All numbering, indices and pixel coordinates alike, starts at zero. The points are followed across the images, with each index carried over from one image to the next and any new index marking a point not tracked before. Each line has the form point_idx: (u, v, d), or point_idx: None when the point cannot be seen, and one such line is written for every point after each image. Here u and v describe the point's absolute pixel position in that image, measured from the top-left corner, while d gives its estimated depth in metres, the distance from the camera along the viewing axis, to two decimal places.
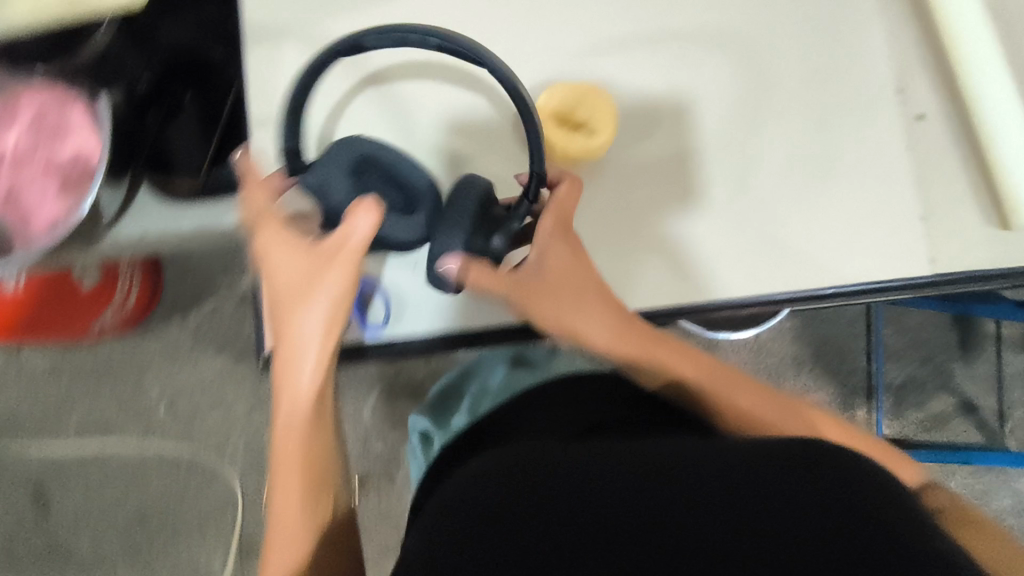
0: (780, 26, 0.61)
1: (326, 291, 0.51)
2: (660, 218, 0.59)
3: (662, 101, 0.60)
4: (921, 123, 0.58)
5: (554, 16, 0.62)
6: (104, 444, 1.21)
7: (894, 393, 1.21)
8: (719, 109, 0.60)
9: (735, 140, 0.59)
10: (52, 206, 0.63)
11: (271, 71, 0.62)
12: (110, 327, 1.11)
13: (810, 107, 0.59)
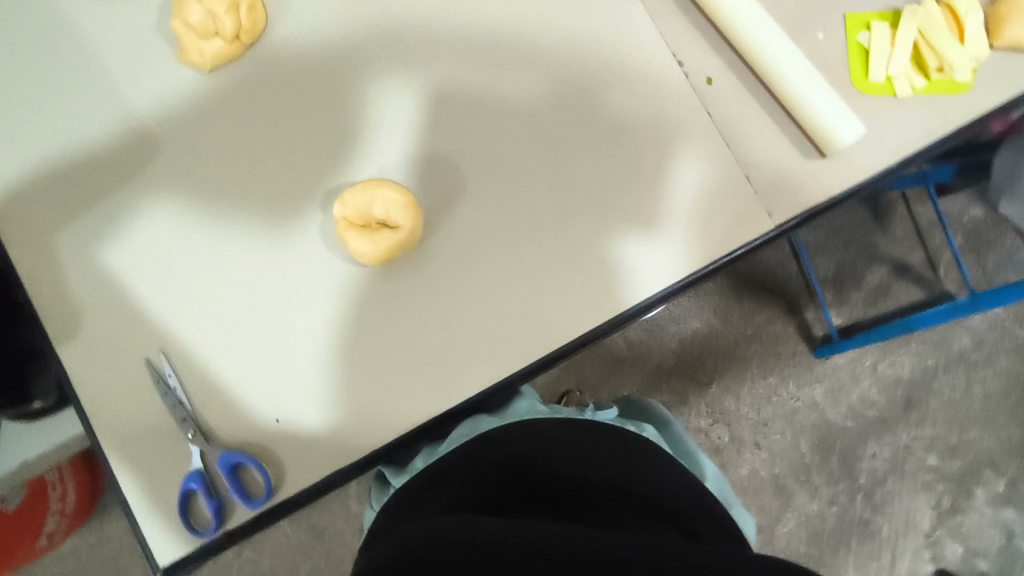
0: (551, 35, 0.59)
1: None
2: (503, 282, 0.55)
3: (466, 152, 0.57)
4: (712, 84, 0.58)
5: (330, 107, 0.58)
6: None
7: (831, 284, 1.23)
8: (524, 139, 0.58)
9: (551, 171, 0.57)
10: None
11: (55, 284, 0.55)
12: (60, 534, 1.07)
13: (611, 106, 0.58)
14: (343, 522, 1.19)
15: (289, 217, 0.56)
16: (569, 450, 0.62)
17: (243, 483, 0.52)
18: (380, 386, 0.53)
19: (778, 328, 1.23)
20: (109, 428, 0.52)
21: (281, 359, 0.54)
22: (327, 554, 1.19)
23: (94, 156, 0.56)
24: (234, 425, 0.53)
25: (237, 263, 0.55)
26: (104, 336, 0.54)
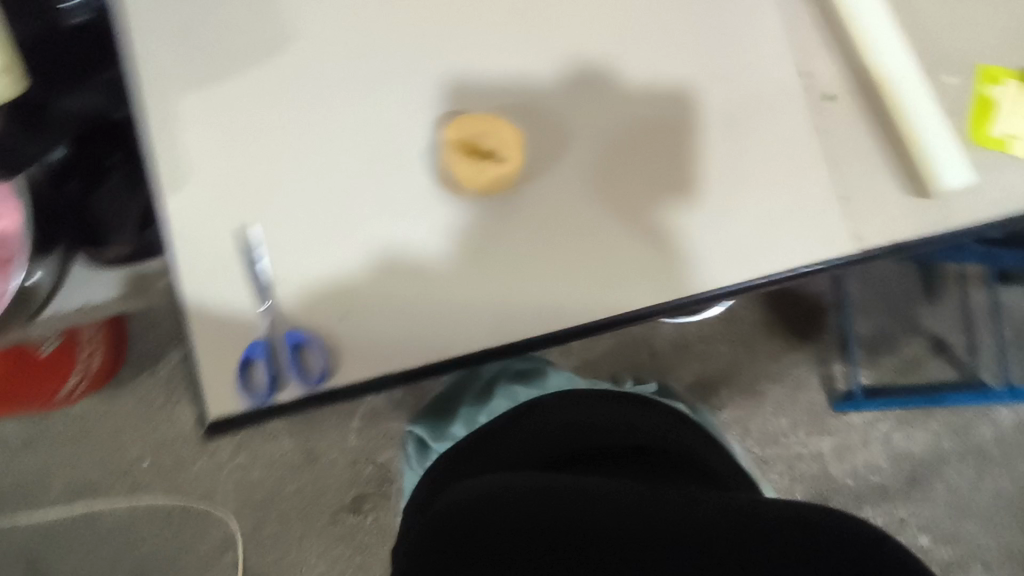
0: (687, 25, 0.62)
1: None
2: (576, 242, 0.59)
3: (566, 119, 0.60)
4: (832, 103, 0.61)
5: (463, 42, 0.61)
6: (92, 509, 1.20)
7: (865, 344, 1.23)
8: (627, 119, 0.61)
9: (645, 155, 0.60)
10: None
11: (169, 141, 0.57)
12: (80, 391, 1.11)
13: (715, 107, 0.61)
14: (338, 453, 1.22)
15: (398, 136, 0.59)
16: (592, 413, 0.75)
17: (300, 359, 0.56)
18: (448, 305, 0.58)
19: (802, 375, 1.22)
20: (194, 283, 0.56)
21: (365, 261, 0.57)
22: (316, 478, 1.22)
23: (232, 31, 0.59)
24: (307, 308, 0.57)
25: (347, 161, 0.58)
26: (206, 200, 0.57)
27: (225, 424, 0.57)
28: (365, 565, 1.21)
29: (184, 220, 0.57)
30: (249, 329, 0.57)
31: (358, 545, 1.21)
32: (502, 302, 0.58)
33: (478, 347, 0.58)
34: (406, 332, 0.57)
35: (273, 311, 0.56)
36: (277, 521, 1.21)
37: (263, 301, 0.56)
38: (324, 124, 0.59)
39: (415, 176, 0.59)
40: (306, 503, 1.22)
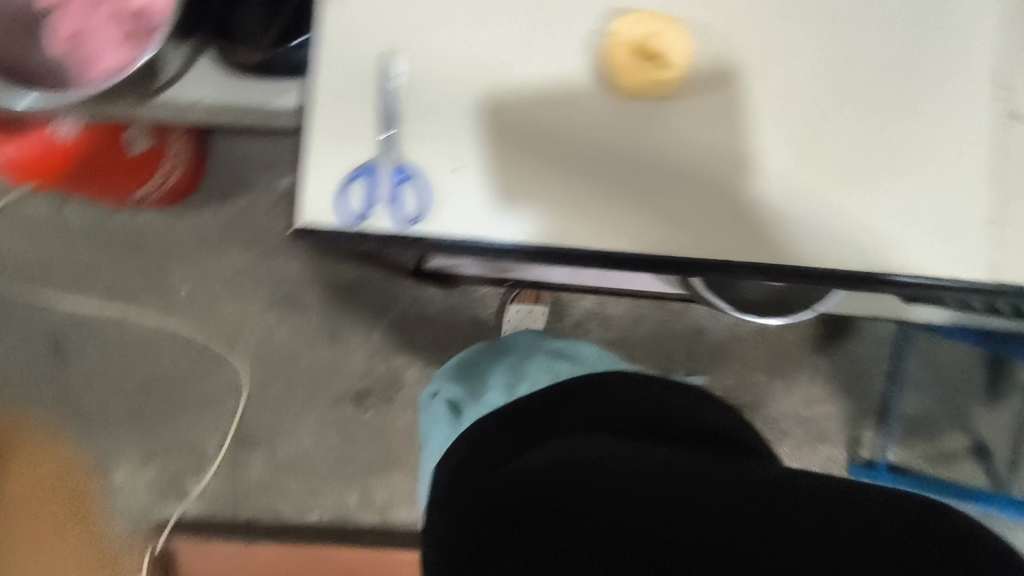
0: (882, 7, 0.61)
1: None
2: (700, 173, 0.59)
3: (715, 61, 0.60)
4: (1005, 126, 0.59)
5: None
6: (123, 313, 1.25)
7: (903, 421, 1.19)
8: (777, 74, 0.60)
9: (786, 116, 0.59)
10: (115, 55, 0.63)
11: None
12: (150, 199, 1.14)
13: (867, 84, 0.60)
14: (360, 342, 1.24)
15: (551, 21, 0.60)
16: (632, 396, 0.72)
17: (402, 199, 0.58)
18: (555, 188, 0.58)
19: (830, 427, 1.19)
20: (331, 87, 0.59)
21: (488, 125, 0.59)
22: (331, 358, 1.24)
23: None
24: (422, 145, 0.58)
25: (508, 23, 0.60)
26: (364, 18, 0.60)
27: (311, 235, 0.59)
28: (351, 454, 1.24)
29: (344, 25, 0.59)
30: (363, 151, 0.58)
31: (349, 434, 1.24)
32: (605, 208, 0.59)
33: (571, 245, 0.58)
34: (508, 202, 0.58)
35: (391, 139, 0.58)
36: (284, 384, 1.24)
37: (383, 128, 0.58)
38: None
39: (555, 58, 0.60)
40: (316, 378, 1.24)
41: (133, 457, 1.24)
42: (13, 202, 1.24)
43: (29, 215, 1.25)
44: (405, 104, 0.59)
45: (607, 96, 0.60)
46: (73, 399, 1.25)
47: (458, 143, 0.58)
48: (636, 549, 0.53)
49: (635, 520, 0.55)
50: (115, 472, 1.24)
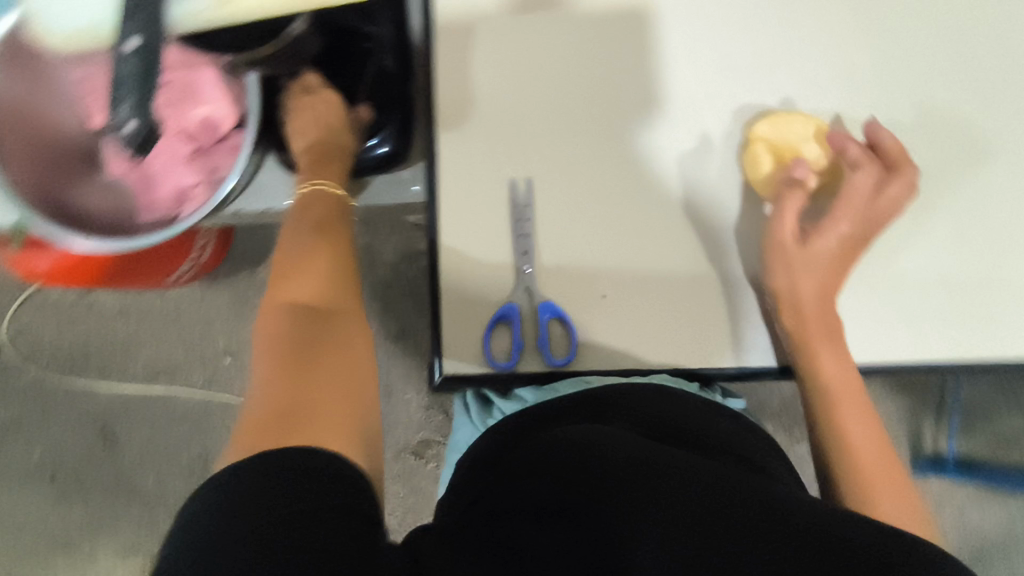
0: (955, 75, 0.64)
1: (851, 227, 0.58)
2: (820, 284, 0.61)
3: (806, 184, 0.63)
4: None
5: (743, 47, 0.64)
6: (170, 388, 1.21)
7: (962, 413, 1.19)
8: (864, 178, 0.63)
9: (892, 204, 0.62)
10: (185, 175, 0.61)
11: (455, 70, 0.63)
12: (185, 277, 1.09)
13: (951, 169, 0.64)
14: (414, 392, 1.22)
15: (663, 136, 0.62)
16: (690, 420, 0.51)
17: (547, 338, 0.59)
18: (679, 310, 0.60)
19: (893, 425, 1.19)
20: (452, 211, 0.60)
21: (618, 260, 0.60)
22: (387, 411, 1.22)
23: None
24: (562, 282, 0.60)
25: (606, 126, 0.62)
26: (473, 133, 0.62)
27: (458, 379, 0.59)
28: (419, 503, 1.22)
29: (457, 149, 0.61)
30: (502, 286, 0.60)
31: (414, 483, 1.22)
32: (734, 317, 0.61)
33: (698, 367, 0.60)
34: (647, 331, 0.60)
35: (532, 277, 0.59)
36: None
37: (523, 264, 0.59)
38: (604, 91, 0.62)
39: (674, 175, 0.61)
40: None
41: None
42: (41, 288, 1.20)
43: (59, 298, 1.21)
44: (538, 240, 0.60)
45: (720, 216, 0.62)
46: (128, 480, 1.21)
47: (597, 275, 0.60)
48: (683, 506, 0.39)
49: (664, 503, 0.39)
50: None
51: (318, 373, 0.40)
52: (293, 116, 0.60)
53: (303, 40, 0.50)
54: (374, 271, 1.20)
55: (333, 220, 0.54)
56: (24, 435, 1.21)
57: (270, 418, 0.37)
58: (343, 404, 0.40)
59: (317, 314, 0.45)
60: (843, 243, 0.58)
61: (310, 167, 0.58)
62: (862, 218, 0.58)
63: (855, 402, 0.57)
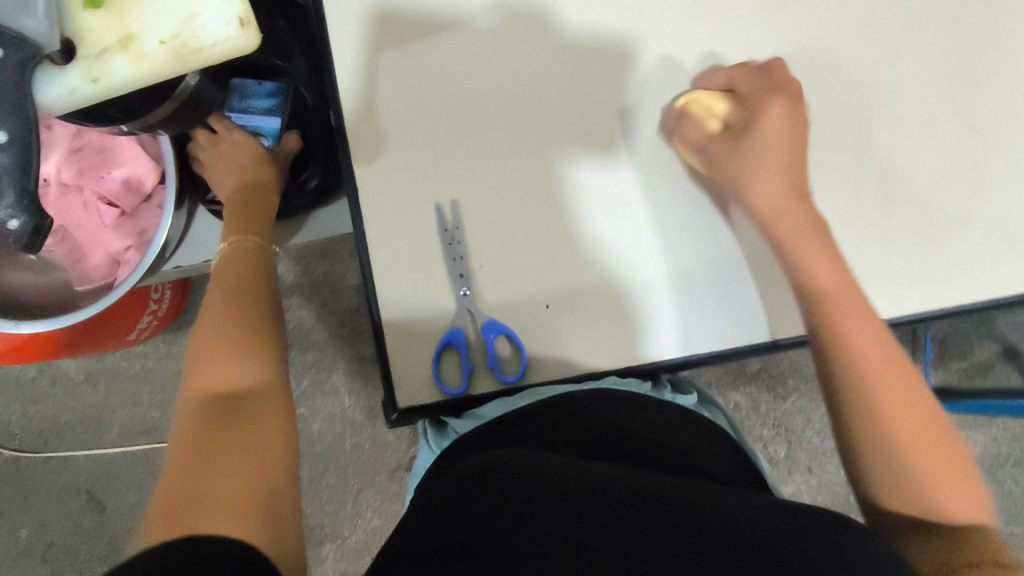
0: (891, 25, 0.62)
1: (779, 153, 0.54)
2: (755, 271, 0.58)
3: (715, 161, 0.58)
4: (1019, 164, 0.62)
5: (665, 30, 0.60)
6: (150, 447, 1.18)
7: (938, 343, 1.21)
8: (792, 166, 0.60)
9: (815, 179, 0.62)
10: (112, 241, 0.59)
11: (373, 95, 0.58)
12: (145, 334, 1.06)
13: (881, 128, 0.62)
14: None
15: (594, 161, 0.58)
16: (631, 414, 0.52)
17: (497, 357, 0.56)
18: (623, 313, 0.58)
19: None
20: (390, 246, 0.57)
21: (554, 270, 0.57)
22: (375, 436, 1.20)
23: None
24: (505, 301, 0.57)
25: (532, 130, 0.58)
26: (403, 162, 0.57)
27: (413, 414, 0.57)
28: None
29: (380, 183, 0.57)
30: (445, 316, 0.57)
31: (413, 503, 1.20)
32: (692, 316, 0.58)
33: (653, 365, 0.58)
34: (596, 339, 0.57)
35: (472, 300, 0.56)
36: (336, 474, 1.20)
37: (461, 287, 0.56)
38: (525, 96, 0.58)
39: (609, 187, 0.58)
40: (365, 459, 1.20)
41: None
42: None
43: (21, 375, 1.18)
44: (473, 259, 0.57)
45: (651, 208, 0.58)
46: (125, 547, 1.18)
47: (541, 285, 0.57)
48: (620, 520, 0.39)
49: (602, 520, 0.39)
50: None
51: (232, 455, 0.39)
52: (211, 165, 0.59)
53: (202, 90, 0.50)
54: (339, 297, 1.18)
55: (255, 280, 0.52)
56: (9, 520, 1.18)
57: (174, 507, 0.36)
58: (258, 482, 0.39)
59: (236, 396, 0.43)
60: (775, 167, 0.54)
61: (236, 221, 0.55)
62: (795, 137, 0.54)
63: (883, 357, 0.48)
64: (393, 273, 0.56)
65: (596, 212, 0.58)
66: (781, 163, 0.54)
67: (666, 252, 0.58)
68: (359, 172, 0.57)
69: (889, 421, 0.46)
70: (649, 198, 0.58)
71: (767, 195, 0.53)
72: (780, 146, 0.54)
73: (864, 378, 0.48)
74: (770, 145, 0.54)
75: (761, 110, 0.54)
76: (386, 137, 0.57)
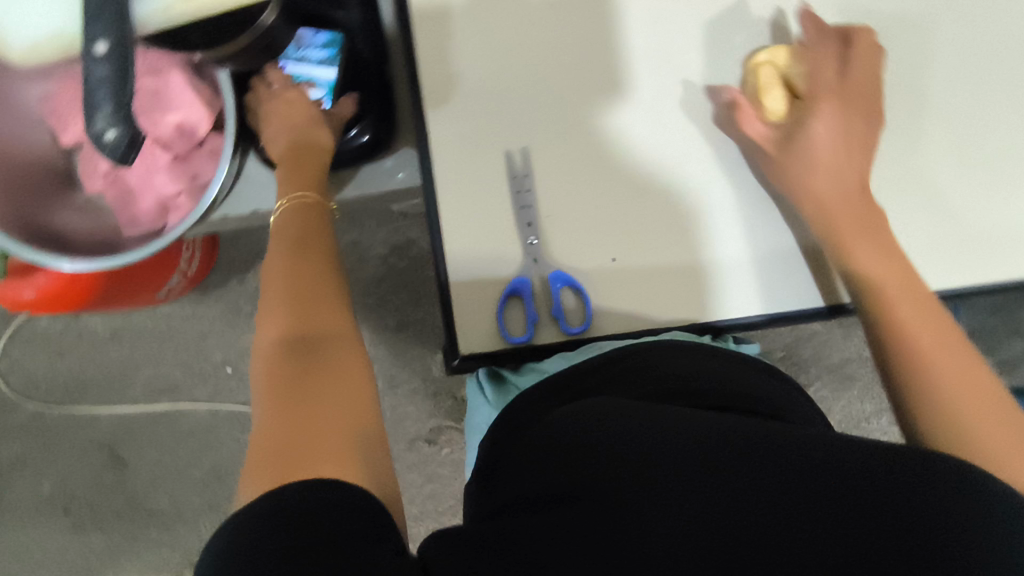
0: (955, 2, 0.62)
1: (844, 118, 0.53)
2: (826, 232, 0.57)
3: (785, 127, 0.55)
4: None
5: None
6: (173, 405, 1.18)
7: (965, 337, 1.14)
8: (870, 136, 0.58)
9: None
10: (164, 185, 0.59)
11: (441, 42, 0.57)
12: (174, 291, 1.05)
13: (939, 100, 0.62)
14: (420, 382, 1.18)
15: (654, 117, 0.57)
16: (701, 366, 0.50)
17: (562, 307, 0.56)
18: (684, 271, 0.56)
19: None
20: (452, 197, 0.56)
21: (619, 223, 0.56)
22: (395, 405, 1.19)
23: None
24: (571, 252, 0.56)
25: (599, 87, 0.57)
26: (467, 114, 0.56)
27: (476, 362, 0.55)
28: (438, 494, 1.19)
29: (447, 134, 0.56)
30: (510, 266, 0.56)
31: (432, 474, 1.19)
32: (757, 277, 0.57)
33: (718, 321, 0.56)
34: (662, 293, 0.56)
35: (539, 249, 0.55)
36: None
37: (529, 236, 0.55)
38: (592, 52, 0.57)
39: (673, 143, 0.57)
40: (385, 428, 1.19)
41: None
42: (27, 320, 1.18)
43: (48, 329, 1.18)
44: (540, 210, 0.56)
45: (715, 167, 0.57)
46: (143, 504, 1.18)
47: (607, 237, 0.56)
48: (728, 471, 0.37)
49: (710, 475, 0.37)
50: None
51: (319, 404, 0.38)
52: (262, 119, 0.58)
53: (277, 33, 0.49)
54: (366, 265, 1.18)
55: (318, 233, 0.50)
56: (31, 471, 1.19)
57: (274, 458, 0.35)
58: (347, 428, 0.37)
59: (312, 340, 0.42)
60: (841, 139, 0.52)
61: (292, 180, 0.54)
62: (862, 103, 0.53)
63: (914, 300, 0.48)
64: (454, 226, 0.56)
65: (660, 168, 0.57)
66: (843, 129, 0.52)
67: (721, 208, 0.57)
68: (426, 120, 0.56)
69: (927, 368, 0.45)
70: (717, 159, 0.57)
71: (836, 167, 0.52)
72: (848, 112, 0.53)
73: (886, 319, 0.48)
74: (833, 112, 0.53)
75: (825, 74, 0.53)
76: (454, 86, 0.56)
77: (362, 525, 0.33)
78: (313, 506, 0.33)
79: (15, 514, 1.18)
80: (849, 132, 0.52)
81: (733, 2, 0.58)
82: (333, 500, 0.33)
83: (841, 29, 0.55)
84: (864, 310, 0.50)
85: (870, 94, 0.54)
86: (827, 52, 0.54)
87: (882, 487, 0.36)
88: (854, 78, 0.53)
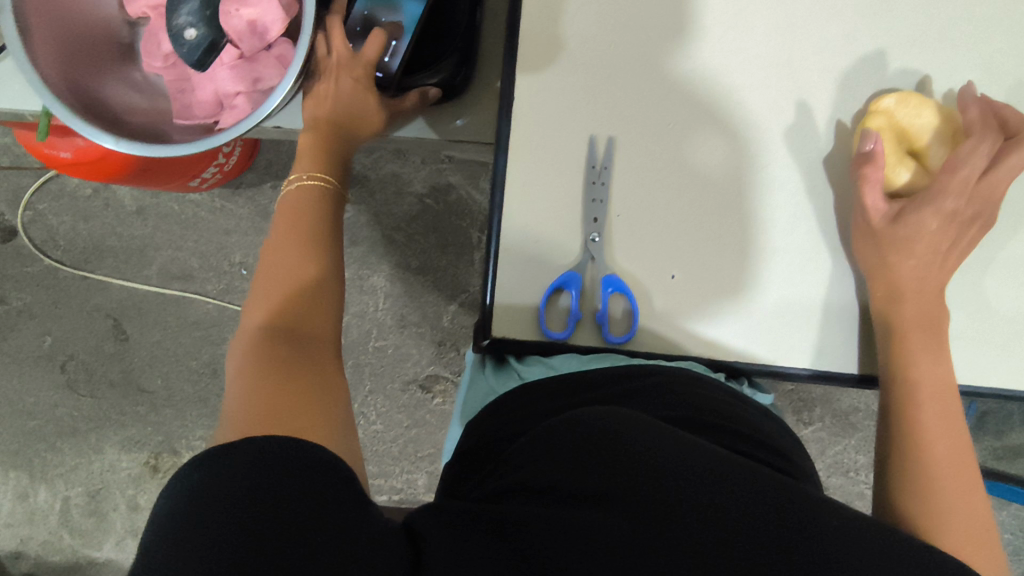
0: None
1: (962, 206, 0.48)
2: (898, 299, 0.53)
3: (904, 190, 0.51)
4: None
5: (876, 20, 0.53)
6: (183, 293, 1.18)
7: (978, 416, 1.10)
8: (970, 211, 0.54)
9: (1012, 228, 0.52)
10: (224, 81, 0.55)
11: (552, 6, 0.54)
12: (207, 184, 1.03)
13: None
14: (428, 328, 1.17)
15: (750, 133, 0.53)
16: (724, 404, 0.47)
17: (608, 313, 0.53)
18: (737, 300, 0.53)
19: None
20: (521, 167, 0.53)
21: (680, 232, 0.53)
22: (398, 345, 1.18)
23: None
24: (636, 256, 0.53)
25: (700, 87, 0.53)
26: (559, 85, 0.53)
27: (502, 345, 0.53)
28: (420, 441, 1.19)
29: (535, 101, 0.53)
30: (563, 256, 0.53)
31: (418, 420, 1.19)
32: (816, 329, 0.52)
33: (765, 364, 0.52)
34: (716, 318, 0.53)
35: (600, 248, 0.52)
36: (351, 369, 1.19)
37: (591, 232, 0.52)
38: (701, 51, 0.54)
39: (765, 161, 0.53)
40: (383, 365, 1.18)
41: (201, 439, 1.20)
42: (58, 175, 1.17)
43: (76, 189, 1.18)
44: (608, 204, 0.53)
45: (802, 196, 0.53)
46: (137, 380, 1.20)
47: (671, 249, 0.53)
48: (713, 501, 0.34)
49: (689, 505, 0.34)
50: (184, 451, 1.20)
51: (303, 378, 0.39)
52: (318, 79, 0.54)
53: None
54: (401, 201, 1.16)
55: (323, 229, 0.50)
56: (36, 323, 1.20)
57: (240, 420, 0.35)
58: (326, 403, 0.39)
59: (297, 330, 0.43)
60: (944, 232, 0.48)
61: (308, 160, 0.53)
62: (991, 199, 0.48)
63: (944, 410, 0.45)
64: (514, 198, 0.53)
65: (741, 187, 0.53)
66: (957, 219, 0.48)
67: (790, 248, 0.53)
68: (519, 81, 0.53)
69: (930, 478, 0.42)
70: (811, 195, 0.53)
71: (927, 254, 0.48)
72: (969, 201, 0.48)
73: (908, 417, 0.45)
74: (958, 201, 0.47)
75: (972, 147, 0.47)
76: (556, 53, 0.53)
77: (340, 491, 0.33)
78: (291, 468, 0.32)
79: (14, 360, 1.21)
80: (958, 227, 0.48)
81: (871, 30, 0.53)
82: (300, 463, 0.32)
83: (1005, 113, 0.49)
84: (888, 403, 0.47)
85: (1001, 189, 0.48)
86: (982, 127, 0.48)
87: (875, 555, 0.33)
88: (991, 175, 0.48)
